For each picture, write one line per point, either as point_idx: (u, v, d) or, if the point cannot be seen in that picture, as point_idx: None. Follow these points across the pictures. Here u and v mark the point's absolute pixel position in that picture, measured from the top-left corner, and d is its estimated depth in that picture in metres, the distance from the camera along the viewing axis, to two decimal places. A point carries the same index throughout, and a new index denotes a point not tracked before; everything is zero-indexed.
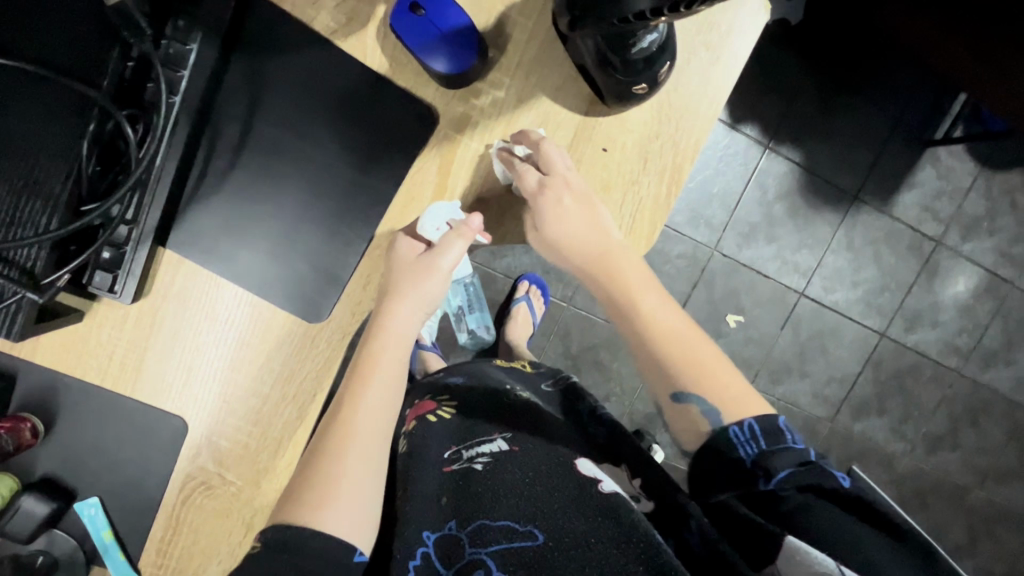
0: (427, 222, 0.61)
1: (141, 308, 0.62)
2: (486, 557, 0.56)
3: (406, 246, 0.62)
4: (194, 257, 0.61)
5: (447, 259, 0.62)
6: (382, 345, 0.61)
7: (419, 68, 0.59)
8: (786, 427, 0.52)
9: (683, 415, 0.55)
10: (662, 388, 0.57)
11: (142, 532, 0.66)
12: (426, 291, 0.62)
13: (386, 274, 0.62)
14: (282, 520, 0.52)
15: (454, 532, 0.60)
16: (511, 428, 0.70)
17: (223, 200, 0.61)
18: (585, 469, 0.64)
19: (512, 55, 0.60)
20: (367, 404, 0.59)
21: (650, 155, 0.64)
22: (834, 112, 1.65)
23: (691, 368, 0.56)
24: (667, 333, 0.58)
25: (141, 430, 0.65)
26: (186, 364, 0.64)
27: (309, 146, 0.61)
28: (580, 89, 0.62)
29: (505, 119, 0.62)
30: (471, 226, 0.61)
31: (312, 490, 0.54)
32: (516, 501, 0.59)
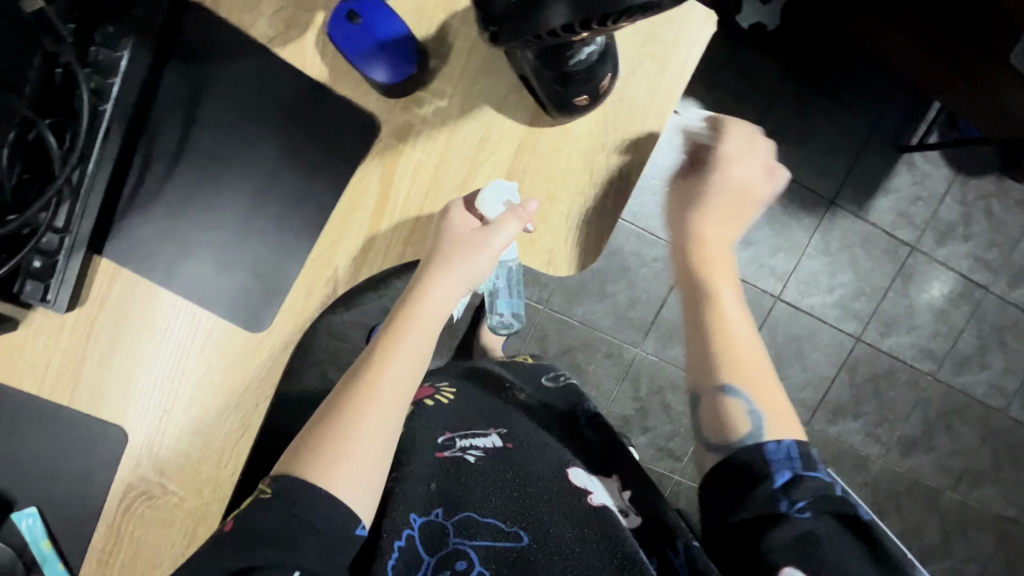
0: (487, 201, 0.61)
1: (78, 317, 0.61)
2: (471, 548, 0.58)
3: (463, 219, 0.62)
4: (131, 266, 0.60)
5: (500, 239, 0.62)
6: (419, 316, 0.62)
7: (359, 76, 0.59)
8: (789, 451, 0.54)
9: (719, 406, 0.57)
10: (714, 378, 0.58)
11: (83, 542, 0.66)
12: (468, 269, 0.63)
13: (430, 249, 0.63)
14: (291, 472, 0.53)
15: (440, 520, 0.61)
16: (506, 425, 0.72)
17: (160, 207, 0.60)
18: (577, 480, 0.65)
19: (454, 64, 0.59)
20: (400, 372, 0.60)
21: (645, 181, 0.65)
22: (811, 116, 1.65)
23: (734, 366, 0.58)
24: (729, 327, 0.60)
25: (80, 439, 0.64)
26: (125, 373, 0.63)
27: (249, 154, 0.60)
28: (524, 98, 0.61)
29: (448, 128, 0.61)
30: (528, 209, 0.61)
31: (328, 452, 0.54)
32: (503, 501, 0.61)
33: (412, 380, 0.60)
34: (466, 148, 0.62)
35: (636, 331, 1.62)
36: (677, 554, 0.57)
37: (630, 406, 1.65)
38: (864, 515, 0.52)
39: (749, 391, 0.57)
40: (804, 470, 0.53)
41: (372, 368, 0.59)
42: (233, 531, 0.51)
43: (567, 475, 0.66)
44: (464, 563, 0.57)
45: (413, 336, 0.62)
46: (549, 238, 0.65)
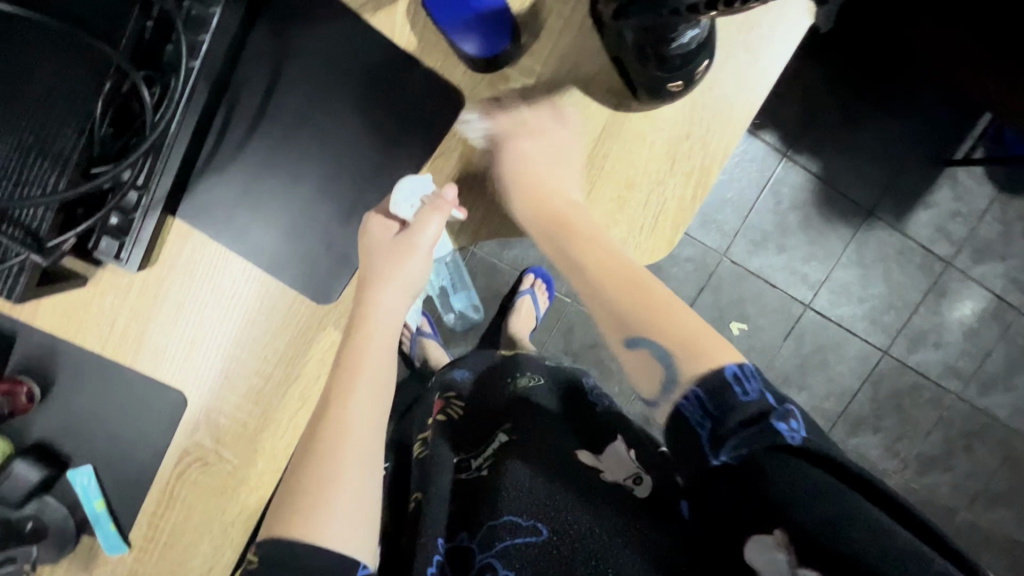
0: (400, 200, 0.58)
1: (146, 277, 0.60)
2: (495, 558, 0.59)
3: (381, 228, 0.59)
4: (203, 229, 0.59)
5: (427, 235, 0.59)
6: (368, 337, 0.57)
7: (448, 48, 0.57)
8: (735, 378, 0.47)
9: (639, 362, 0.55)
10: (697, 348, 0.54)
11: (134, 504, 0.65)
12: (405, 272, 0.59)
13: (366, 264, 0.59)
14: (278, 534, 0.50)
15: (465, 542, 0.62)
16: (510, 420, 0.71)
17: (238, 170, 0.59)
18: (586, 459, 0.66)
19: (545, 42, 0.58)
20: (357, 407, 0.55)
21: (679, 154, 0.62)
22: (856, 125, 1.63)
23: (642, 316, 0.55)
24: (604, 265, 0.57)
25: (139, 401, 0.63)
26: (189, 337, 0.62)
27: (329, 122, 0.59)
28: (612, 83, 0.59)
29: (532, 107, 0.59)
30: (446, 199, 0.58)
31: (308, 507, 0.51)
32: (518, 503, 0.62)
33: (374, 407, 0.56)
34: (548, 130, 0.60)
35: None
36: (687, 502, 0.57)
37: None
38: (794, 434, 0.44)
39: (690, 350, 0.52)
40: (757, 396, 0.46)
41: (330, 409, 0.54)
42: None
43: (575, 456, 0.66)
44: (491, 572, 0.58)
45: (364, 356, 0.57)
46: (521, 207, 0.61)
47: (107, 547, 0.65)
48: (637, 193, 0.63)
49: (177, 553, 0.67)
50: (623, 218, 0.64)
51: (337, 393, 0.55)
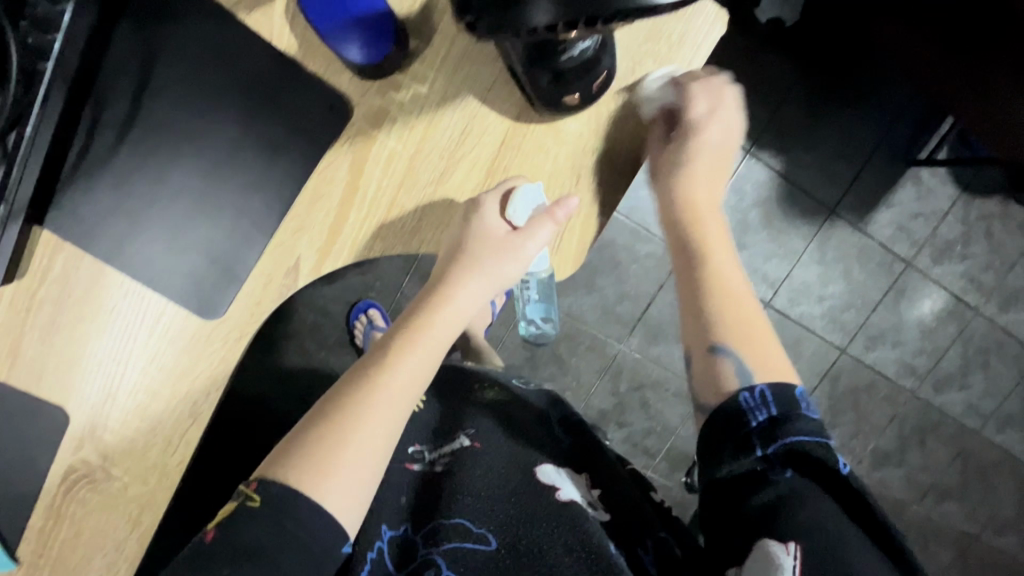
0: (517, 207, 0.58)
1: (15, 291, 0.57)
2: (438, 556, 0.61)
3: (493, 221, 0.59)
4: (75, 241, 0.56)
5: (533, 244, 0.60)
6: (435, 322, 0.60)
7: (332, 54, 0.54)
8: (800, 398, 0.54)
9: (709, 368, 0.57)
10: (701, 341, 0.59)
11: (18, 523, 0.63)
12: (494, 273, 0.61)
13: (458, 242, 0.60)
14: (281, 475, 0.51)
15: (408, 533, 0.65)
16: (473, 426, 0.74)
17: (107, 180, 0.55)
18: (545, 475, 0.67)
19: (437, 48, 0.54)
20: (413, 380, 0.57)
21: (583, 172, 0.59)
22: (823, 121, 1.60)
23: (736, 331, 0.58)
24: (731, 293, 0.60)
25: (14, 419, 0.60)
26: (68, 353, 0.59)
27: (208, 131, 0.55)
28: (511, 91, 0.56)
29: (427, 117, 0.56)
30: (564, 207, 0.58)
31: (320, 460, 0.51)
32: (468, 502, 0.65)
33: (419, 384, 0.57)
34: (444, 142, 0.57)
35: (620, 327, 1.59)
36: (649, 552, 0.61)
37: (608, 401, 1.63)
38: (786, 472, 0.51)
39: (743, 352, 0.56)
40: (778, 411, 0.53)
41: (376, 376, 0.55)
42: (219, 535, 0.49)
43: (533, 473, 0.67)
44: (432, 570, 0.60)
45: (429, 342, 0.58)
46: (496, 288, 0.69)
47: None
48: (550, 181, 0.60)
49: (70, 569, 0.65)
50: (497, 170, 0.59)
51: (389, 360, 0.57)
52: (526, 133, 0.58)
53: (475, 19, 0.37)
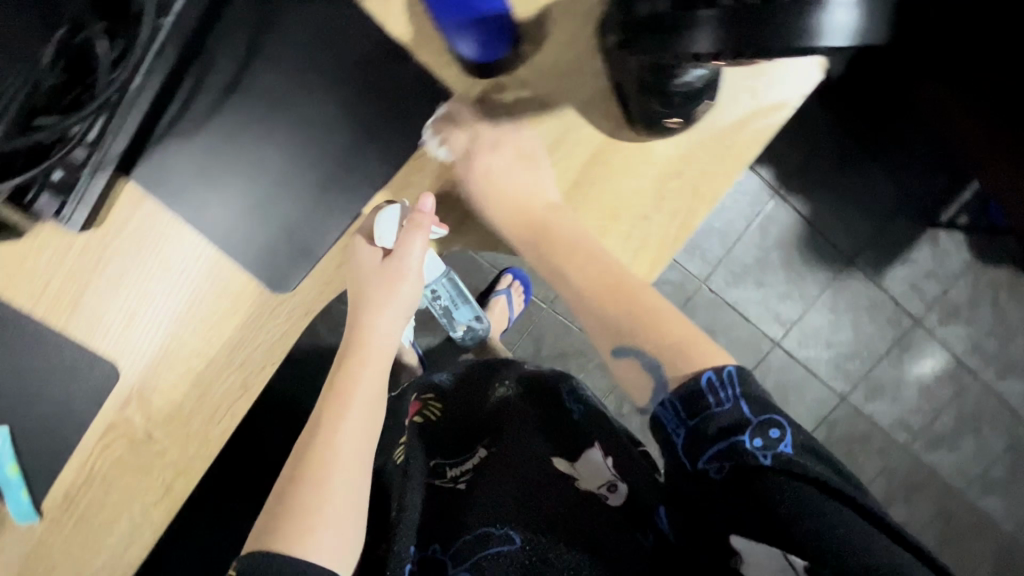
0: (382, 231, 0.59)
1: (89, 241, 0.56)
2: (470, 567, 0.60)
3: (366, 254, 0.60)
4: (158, 197, 0.56)
5: (411, 258, 0.61)
6: (361, 361, 0.63)
7: (444, 47, 0.54)
8: (711, 387, 0.49)
9: (625, 373, 0.57)
10: (608, 341, 0.58)
11: (51, 474, 0.62)
12: (394, 299, 0.63)
13: (355, 280, 0.61)
14: (261, 545, 0.53)
15: (438, 553, 0.64)
16: (490, 435, 0.74)
17: (201, 142, 0.55)
18: (562, 466, 0.65)
19: (546, 55, 0.55)
20: (352, 420, 0.61)
21: (666, 189, 0.60)
22: (852, 172, 1.64)
23: (634, 327, 0.57)
24: (616, 286, 0.58)
25: (67, 368, 0.59)
26: (131, 311, 0.59)
27: (308, 107, 0.55)
28: (610, 106, 0.57)
29: (524, 122, 0.57)
30: (423, 212, 0.59)
31: (292, 526, 0.54)
32: (488, 509, 0.64)
33: (360, 427, 0.61)
34: (536, 148, 0.58)
35: None
36: (647, 536, 0.58)
37: None
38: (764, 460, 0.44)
39: (641, 344, 0.56)
40: (732, 398, 0.48)
41: (318, 433, 0.59)
42: None
43: (551, 463, 0.66)
44: None
45: (356, 380, 0.62)
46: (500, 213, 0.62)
47: (19, 514, 0.62)
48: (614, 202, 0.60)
49: (94, 528, 0.65)
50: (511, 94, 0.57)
51: (324, 417, 0.60)
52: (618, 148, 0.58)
53: (643, 28, 0.44)
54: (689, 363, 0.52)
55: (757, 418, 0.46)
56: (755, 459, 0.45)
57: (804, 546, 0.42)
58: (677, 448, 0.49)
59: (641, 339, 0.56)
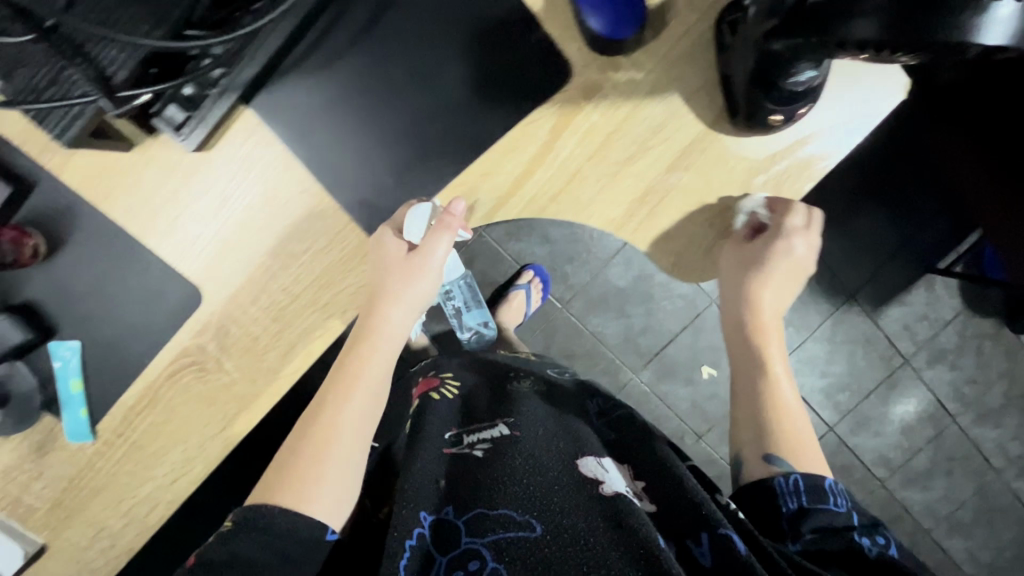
0: (412, 223, 0.59)
1: (197, 161, 0.56)
2: (483, 546, 0.54)
3: (393, 246, 0.59)
4: (273, 127, 0.56)
5: (435, 257, 0.62)
6: (374, 349, 0.63)
7: (571, 19, 0.57)
8: (831, 491, 0.57)
9: (761, 470, 0.60)
10: (757, 450, 0.62)
11: (114, 393, 0.61)
12: (410, 291, 0.62)
13: (376, 271, 0.61)
14: (259, 502, 0.55)
15: (451, 517, 0.59)
16: (513, 415, 0.71)
17: (324, 78, 0.56)
18: (589, 470, 0.60)
19: (665, 42, 0.58)
20: (356, 400, 0.61)
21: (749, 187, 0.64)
22: (862, 212, 1.62)
23: (788, 441, 0.62)
24: (778, 403, 0.65)
25: (151, 288, 0.59)
26: (225, 238, 0.59)
27: (433, 59, 0.57)
28: (713, 97, 0.60)
29: (633, 102, 0.60)
30: (453, 214, 0.59)
31: (294, 487, 0.56)
32: (514, 491, 0.58)
33: (368, 410, 0.62)
34: (641, 129, 0.61)
35: (636, 357, 1.55)
36: (701, 544, 0.52)
37: None
38: (864, 542, 0.52)
39: (789, 459, 0.60)
40: (814, 502, 0.56)
41: (325, 409, 0.61)
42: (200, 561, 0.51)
43: (576, 466, 0.61)
44: (476, 562, 0.53)
45: (368, 367, 0.63)
46: (737, 309, 0.70)
47: (71, 433, 0.61)
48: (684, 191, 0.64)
49: (145, 456, 0.64)
50: (713, 198, 0.64)
51: (336, 395, 0.61)
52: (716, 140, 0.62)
53: (792, 26, 0.46)
54: (801, 462, 0.59)
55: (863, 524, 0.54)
56: (862, 548, 0.51)
57: None
58: (783, 510, 0.55)
59: (772, 429, 0.63)
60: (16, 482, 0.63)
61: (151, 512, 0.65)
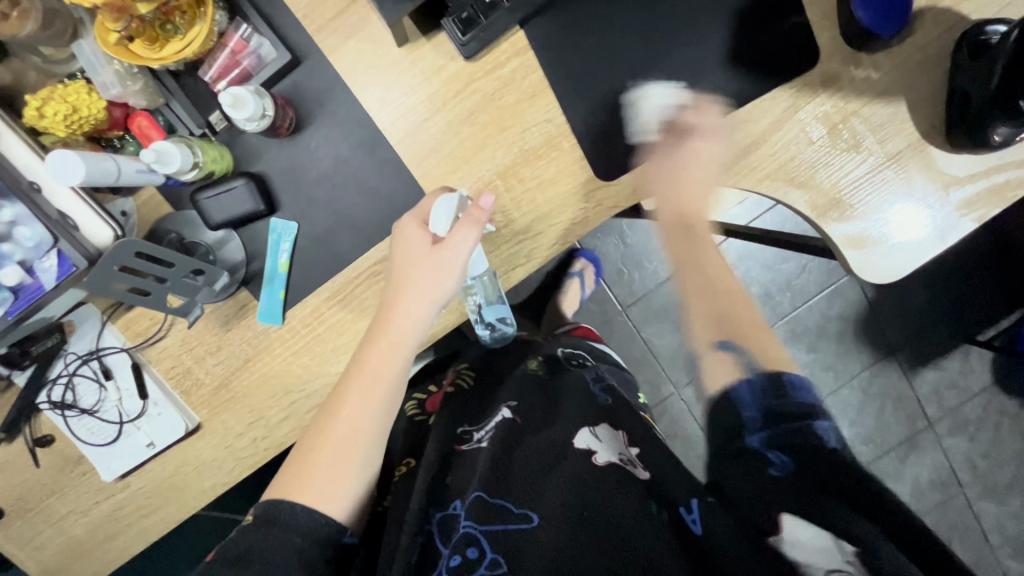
0: (438, 215, 0.55)
1: (462, 71, 0.58)
2: (481, 535, 0.53)
3: (415, 237, 0.56)
4: (539, 51, 0.58)
5: (461, 251, 0.56)
6: (382, 334, 0.57)
7: (833, 10, 0.60)
8: (794, 386, 0.52)
9: (717, 362, 0.56)
10: (711, 339, 0.58)
11: (313, 282, 0.61)
12: (437, 291, 0.57)
13: (396, 257, 0.57)
14: (275, 495, 0.53)
15: (455, 511, 0.56)
16: (517, 398, 0.66)
17: (594, 16, 0.58)
18: (583, 443, 0.59)
19: (907, 49, 0.62)
20: (379, 407, 0.56)
21: (947, 200, 0.65)
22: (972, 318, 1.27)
23: (738, 325, 0.58)
24: (725, 290, 0.62)
25: (377, 185, 0.60)
26: (463, 147, 0.59)
27: (698, 21, 0.60)
28: (936, 109, 0.64)
29: (866, 97, 0.63)
30: (482, 208, 0.56)
31: (303, 479, 0.53)
32: (498, 479, 0.57)
33: (376, 408, 0.56)
34: (864, 124, 0.64)
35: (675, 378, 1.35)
36: (692, 512, 0.54)
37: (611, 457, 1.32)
38: (778, 461, 0.49)
39: (748, 348, 0.56)
40: (777, 398, 0.51)
41: (336, 399, 0.56)
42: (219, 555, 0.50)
43: (569, 441, 0.59)
44: (475, 551, 0.52)
45: (378, 361, 0.56)
46: (665, 200, 0.64)
47: (263, 313, 0.61)
48: (879, 193, 0.65)
49: (325, 352, 0.63)
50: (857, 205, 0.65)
51: (342, 394, 0.56)
52: (926, 148, 0.64)
53: None
54: (769, 362, 0.54)
55: (825, 417, 0.51)
56: (825, 442, 0.49)
57: (848, 528, 0.45)
58: (744, 421, 0.51)
59: (728, 317, 0.59)
60: (191, 354, 0.62)
61: (312, 411, 0.64)
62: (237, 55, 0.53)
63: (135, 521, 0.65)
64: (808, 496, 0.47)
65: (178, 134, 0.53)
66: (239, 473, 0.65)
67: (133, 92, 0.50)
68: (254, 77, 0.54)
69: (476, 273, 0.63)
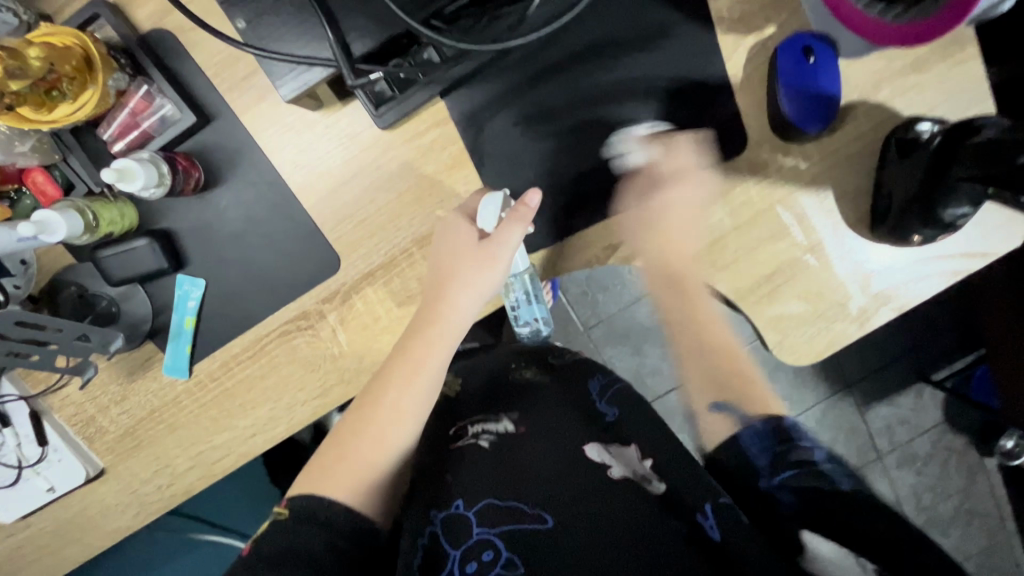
0: (484, 214, 0.54)
1: (380, 138, 0.57)
2: (493, 537, 0.46)
3: (460, 232, 0.55)
4: (461, 122, 0.57)
5: (508, 250, 0.54)
6: (432, 324, 0.54)
7: (763, 99, 0.59)
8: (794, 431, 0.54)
9: (713, 423, 0.58)
10: (709, 397, 0.60)
11: (219, 338, 0.60)
12: (483, 282, 0.55)
13: (438, 248, 0.55)
14: (303, 489, 0.49)
15: (460, 511, 0.48)
16: (517, 405, 0.57)
17: (521, 90, 0.57)
18: (595, 453, 0.52)
19: (838, 140, 0.62)
20: (422, 393, 0.52)
21: (869, 283, 0.64)
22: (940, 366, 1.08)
23: (725, 370, 0.63)
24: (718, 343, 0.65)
25: (288, 244, 0.58)
26: (378, 213, 0.58)
27: (625, 102, 0.59)
28: (864, 202, 0.63)
29: (794, 184, 0.62)
30: (528, 204, 0.54)
31: (339, 469, 0.50)
32: (522, 478, 0.50)
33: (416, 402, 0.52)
34: (792, 210, 0.62)
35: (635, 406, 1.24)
36: (708, 516, 0.48)
37: None
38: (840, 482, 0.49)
39: (738, 403, 0.58)
40: (781, 441, 0.53)
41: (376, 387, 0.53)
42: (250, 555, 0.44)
43: (584, 449, 0.52)
44: (489, 554, 0.45)
45: (422, 347, 0.53)
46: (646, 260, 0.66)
47: (169, 366, 0.60)
48: (801, 276, 0.63)
49: (233, 406, 0.62)
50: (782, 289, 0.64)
51: (378, 381, 0.53)
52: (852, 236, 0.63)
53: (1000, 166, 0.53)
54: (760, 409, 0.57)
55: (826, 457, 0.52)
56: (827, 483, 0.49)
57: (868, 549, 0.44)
58: (758, 467, 0.52)
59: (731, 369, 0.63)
60: (96, 402, 0.61)
61: (220, 461, 0.63)
62: (138, 115, 0.52)
63: (36, 560, 0.65)
64: (819, 515, 0.47)
65: (76, 190, 0.53)
66: (143, 519, 0.65)
67: (22, 153, 0.51)
68: (155, 138, 0.53)
69: (516, 270, 0.61)
